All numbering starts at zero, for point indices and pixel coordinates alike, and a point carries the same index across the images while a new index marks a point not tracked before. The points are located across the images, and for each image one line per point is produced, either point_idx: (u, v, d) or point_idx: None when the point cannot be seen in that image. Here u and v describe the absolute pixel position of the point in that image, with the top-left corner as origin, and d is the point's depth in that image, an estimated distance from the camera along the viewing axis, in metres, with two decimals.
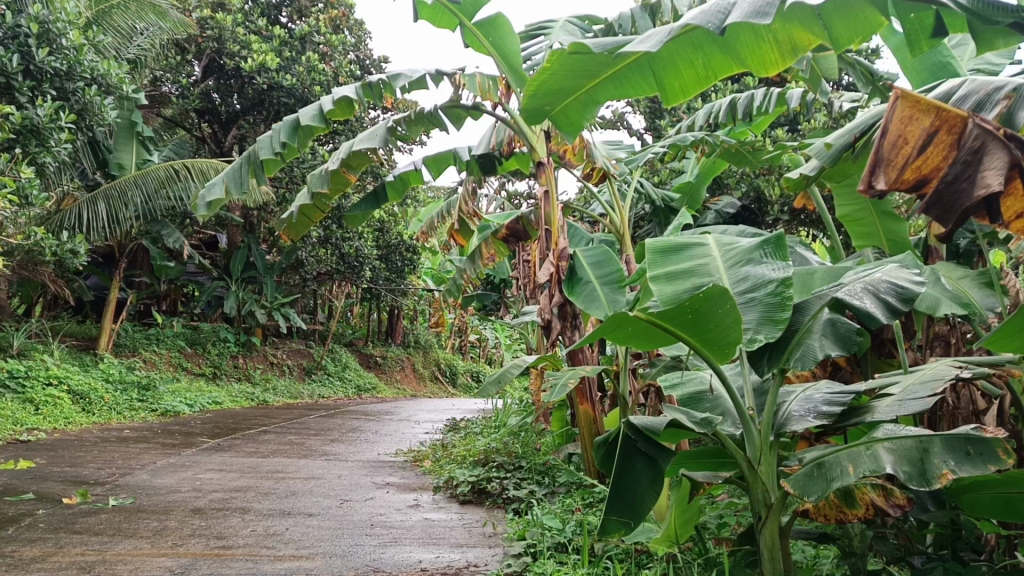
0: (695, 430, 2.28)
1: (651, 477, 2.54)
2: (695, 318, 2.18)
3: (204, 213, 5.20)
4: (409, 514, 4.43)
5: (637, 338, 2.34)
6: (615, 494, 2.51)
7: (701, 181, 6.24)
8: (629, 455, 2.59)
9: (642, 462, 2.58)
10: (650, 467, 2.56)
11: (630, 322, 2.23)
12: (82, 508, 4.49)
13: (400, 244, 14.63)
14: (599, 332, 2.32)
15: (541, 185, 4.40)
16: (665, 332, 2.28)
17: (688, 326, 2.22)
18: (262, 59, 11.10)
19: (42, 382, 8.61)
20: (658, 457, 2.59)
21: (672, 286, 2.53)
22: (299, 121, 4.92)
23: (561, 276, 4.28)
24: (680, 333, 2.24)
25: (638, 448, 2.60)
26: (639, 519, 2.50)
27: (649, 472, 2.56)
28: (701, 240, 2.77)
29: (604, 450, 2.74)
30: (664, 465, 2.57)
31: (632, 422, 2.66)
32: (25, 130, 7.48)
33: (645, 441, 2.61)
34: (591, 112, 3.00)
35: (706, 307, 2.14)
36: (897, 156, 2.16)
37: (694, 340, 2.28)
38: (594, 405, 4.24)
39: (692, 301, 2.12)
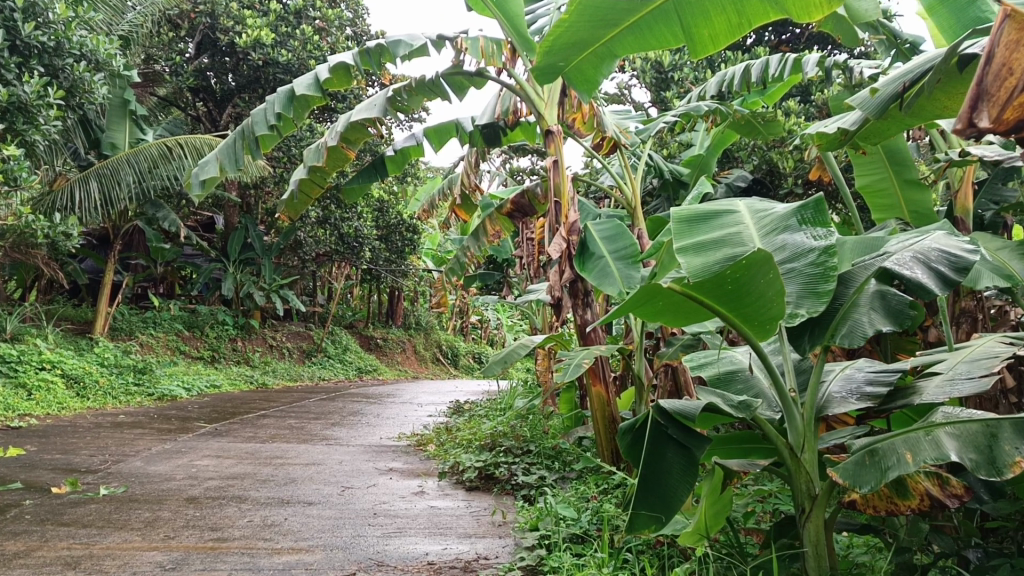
0: (732, 414, 2.08)
1: (682, 467, 2.36)
2: (734, 288, 1.98)
3: (198, 192, 4.93)
4: (414, 502, 4.23)
5: (669, 312, 2.14)
6: (644, 487, 2.36)
7: (712, 154, 5.94)
8: (659, 443, 2.42)
9: (673, 449, 2.40)
10: (681, 454, 2.38)
11: (662, 292, 2.04)
12: (71, 498, 4.29)
13: (400, 224, 14.37)
14: (626, 306, 2.11)
15: (549, 154, 4.16)
16: (701, 305, 2.06)
17: (726, 299, 2.02)
18: (257, 34, 10.80)
19: (35, 367, 8.40)
20: (690, 444, 2.40)
21: (703, 257, 2.31)
22: (293, 90, 4.64)
23: (572, 251, 4.07)
24: (718, 306, 2.04)
25: (669, 435, 2.43)
26: (671, 511, 2.31)
27: (680, 460, 2.38)
28: (731, 207, 2.55)
29: (631, 438, 2.56)
30: (696, 452, 2.37)
31: (663, 407, 2.49)
32: (12, 107, 7.21)
33: (677, 428, 2.44)
34: (607, 68, 2.83)
35: (747, 276, 1.94)
36: (1002, 88, 1.76)
37: (732, 315, 2.08)
38: (607, 386, 4.02)
39: (733, 268, 1.91)
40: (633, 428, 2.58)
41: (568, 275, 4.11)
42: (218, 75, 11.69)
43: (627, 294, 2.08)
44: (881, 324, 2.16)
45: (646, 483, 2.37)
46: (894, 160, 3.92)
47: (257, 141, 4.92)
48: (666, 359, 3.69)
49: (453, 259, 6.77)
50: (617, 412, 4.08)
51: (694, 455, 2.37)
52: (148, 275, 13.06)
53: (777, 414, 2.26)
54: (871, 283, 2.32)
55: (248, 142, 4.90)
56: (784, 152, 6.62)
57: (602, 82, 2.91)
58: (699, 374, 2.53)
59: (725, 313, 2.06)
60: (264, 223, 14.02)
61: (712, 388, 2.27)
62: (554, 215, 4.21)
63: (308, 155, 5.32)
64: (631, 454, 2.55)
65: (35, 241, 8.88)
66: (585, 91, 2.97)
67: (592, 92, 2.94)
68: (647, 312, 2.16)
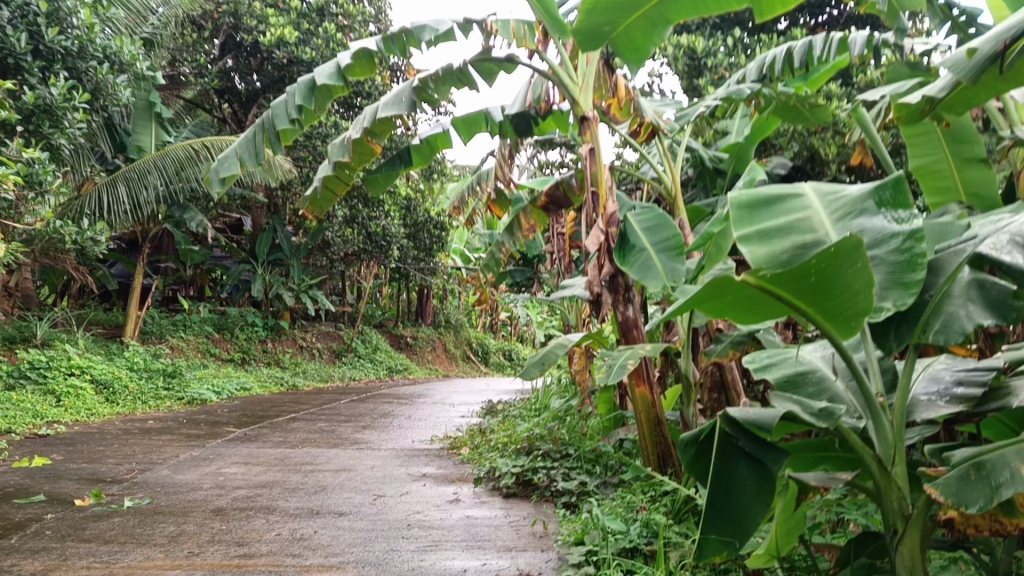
0: (813, 424, 1.85)
1: (755, 485, 2.12)
2: (818, 281, 1.74)
3: (218, 189, 4.74)
4: (449, 512, 4.01)
5: (738, 309, 1.91)
6: (712, 507, 2.11)
7: (751, 142, 5.61)
8: (728, 460, 2.19)
9: (745, 464, 2.17)
10: (753, 470, 2.14)
11: (733, 286, 1.81)
12: (95, 511, 4.13)
13: (428, 221, 14.20)
14: (690, 303, 1.88)
15: (585, 142, 3.89)
16: (776, 300, 1.83)
17: (807, 293, 1.78)
18: (280, 33, 10.65)
19: (64, 373, 8.32)
20: (764, 456, 2.16)
21: (769, 247, 2.07)
22: (314, 81, 4.45)
23: (612, 244, 3.81)
24: (797, 302, 1.80)
25: (739, 449, 2.19)
26: (743, 537, 2.06)
27: (753, 477, 2.14)
28: (797, 189, 2.28)
29: (697, 450, 2.33)
30: (771, 465, 2.14)
31: (732, 415, 2.25)
32: (38, 110, 7.12)
33: (749, 441, 2.20)
34: (657, 33, 2.98)
35: (833, 268, 1.70)
36: None
37: (812, 313, 1.84)
38: (651, 387, 3.75)
39: (818, 258, 1.67)
40: (699, 440, 2.35)
41: (607, 270, 3.82)
42: (243, 77, 11.62)
43: (692, 289, 1.85)
44: (980, 318, 1.90)
45: (715, 503, 2.13)
46: (952, 137, 3.62)
47: (277, 134, 4.72)
48: (714, 356, 3.42)
49: (488, 253, 6.40)
50: (663, 415, 3.83)
51: (769, 472, 2.13)
52: (177, 278, 13.01)
53: (861, 421, 2.03)
54: (964, 271, 2.07)
55: (268, 135, 4.71)
56: (826, 138, 6.31)
57: (651, 49, 3.06)
58: (765, 376, 2.30)
59: (805, 309, 1.82)
60: (292, 223, 13.92)
61: (789, 396, 2.07)
62: (592, 206, 3.93)
63: (332, 150, 5.11)
64: (694, 468, 2.33)
65: (64, 247, 8.80)
66: (632, 60, 3.12)
67: (641, 61, 3.09)
68: (713, 309, 1.93)
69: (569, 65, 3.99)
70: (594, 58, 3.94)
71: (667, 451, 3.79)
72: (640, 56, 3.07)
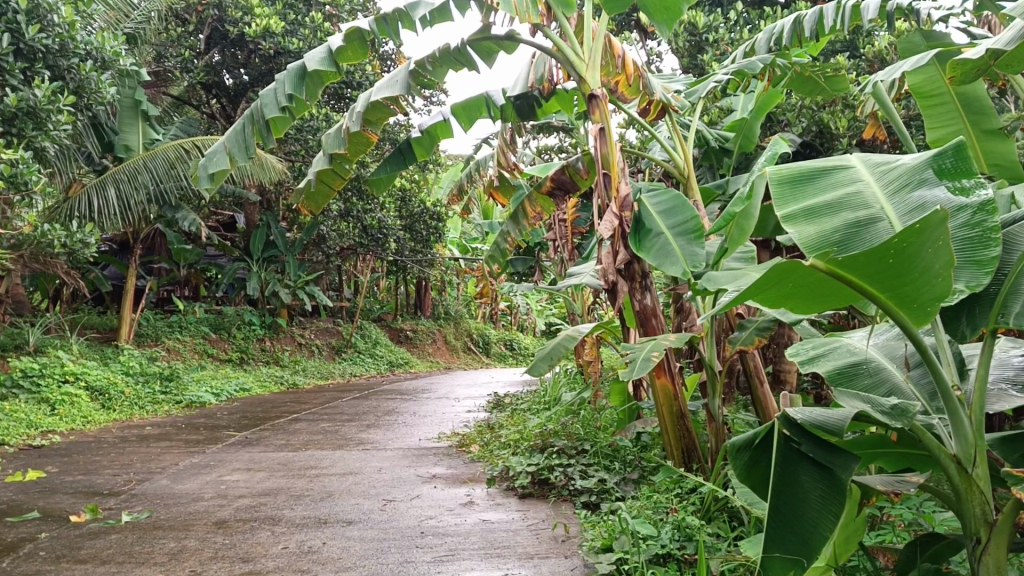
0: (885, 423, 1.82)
1: (822, 493, 2.00)
2: (893, 265, 1.59)
3: (207, 185, 4.47)
4: (463, 516, 3.81)
5: (798, 299, 1.75)
6: (777, 519, 1.99)
7: (756, 118, 5.27)
8: (790, 468, 2.07)
9: (810, 472, 2.04)
10: (820, 478, 2.02)
11: (797, 274, 1.64)
12: (91, 528, 3.93)
13: (424, 212, 13.95)
14: (749, 293, 1.70)
15: (594, 122, 3.65)
16: (845, 287, 1.67)
17: (879, 278, 1.63)
18: (266, 23, 10.40)
19: (57, 380, 8.10)
20: (833, 466, 2.03)
21: (819, 226, 1.86)
22: (305, 67, 4.23)
23: (625, 230, 3.59)
24: (867, 288, 1.65)
25: (803, 456, 2.08)
26: (812, 550, 1.92)
27: (818, 485, 2.02)
28: (844, 161, 2.07)
29: (751, 457, 2.21)
30: (840, 474, 2.01)
31: (796, 420, 2.15)
32: (21, 113, 6.86)
33: (813, 447, 2.09)
34: None
35: (913, 249, 1.55)
36: None
37: (884, 300, 1.68)
38: (673, 378, 3.58)
39: (900, 236, 1.52)
40: (752, 447, 2.23)
41: (622, 257, 3.58)
42: (231, 71, 11.35)
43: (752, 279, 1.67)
44: None
45: (779, 512, 2.00)
46: (969, 99, 3.34)
47: (268, 124, 4.50)
48: (740, 344, 3.39)
49: (491, 243, 6.13)
50: (686, 408, 3.63)
51: (836, 479, 2.01)
52: (171, 279, 12.80)
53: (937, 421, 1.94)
54: None
55: (258, 127, 4.49)
56: (836, 112, 6.14)
57: (679, 9, 3.74)
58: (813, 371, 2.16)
59: (875, 295, 1.67)
60: (286, 219, 13.68)
61: (856, 394, 2.02)
62: (603, 189, 3.69)
63: (326, 141, 4.86)
64: (748, 476, 2.20)
65: (53, 251, 8.56)
66: (664, 20, 3.81)
67: (671, 19, 3.77)
68: (770, 300, 1.76)
69: (574, 40, 3.76)
70: (600, 32, 3.72)
71: (692, 446, 3.59)
72: (670, 16, 3.77)
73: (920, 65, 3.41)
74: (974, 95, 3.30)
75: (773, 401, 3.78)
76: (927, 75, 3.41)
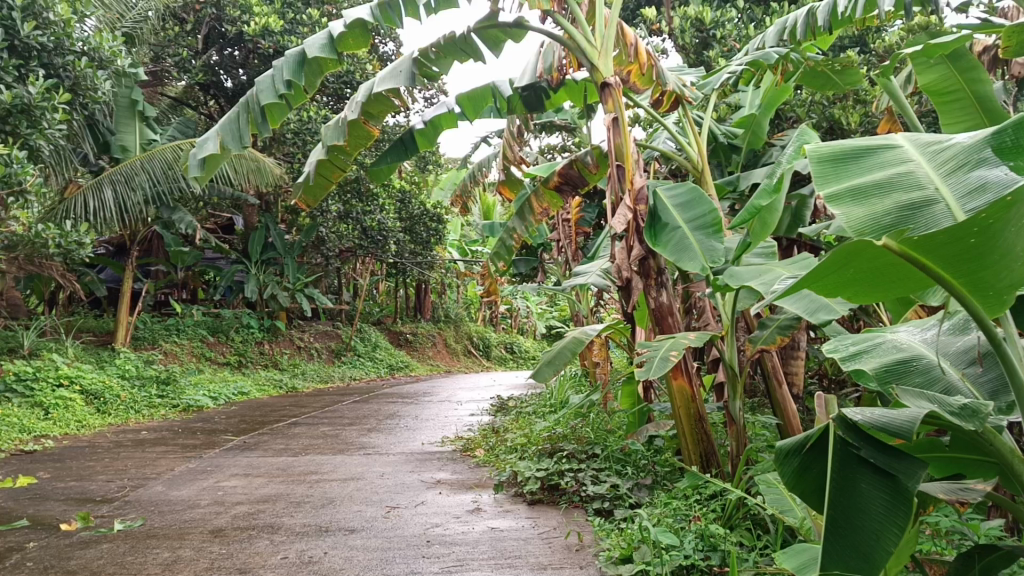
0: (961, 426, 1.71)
1: (884, 502, 1.89)
2: (971, 249, 1.53)
3: (199, 174, 4.32)
4: (471, 524, 3.65)
5: (858, 284, 1.67)
6: (836, 524, 1.87)
7: (765, 113, 5.10)
8: (849, 475, 1.97)
9: (870, 479, 1.95)
10: (881, 485, 1.92)
11: (867, 254, 1.57)
12: (82, 537, 3.76)
13: (423, 214, 13.77)
14: (812, 274, 1.61)
15: (607, 112, 3.49)
16: (916, 270, 1.59)
17: (954, 262, 1.56)
18: (264, 22, 10.25)
19: (52, 384, 7.93)
20: (896, 473, 1.94)
21: (866, 207, 1.72)
22: (305, 52, 4.10)
23: (639, 224, 3.43)
24: (941, 272, 1.58)
25: (864, 461, 1.99)
26: (873, 565, 1.80)
27: (880, 493, 1.91)
28: (890, 140, 1.92)
29: (801, 461, 2.09)
30: (904, 480, 1.91)
31: (856, 423, 2.07)
32: (15, 110, 6.68)
33: (874, 453, 2.01)
34: None
35: (996, 230, 1.49)
36: None
37: (955, 285, 1.62)
38: (691, 379, 3.43)
39: (988, 214, 1.45)
40: (803, 451, 2.11)
41: (636, 252, 3.42)
42: (230, 72, 11.19)
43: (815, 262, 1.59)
44: None
45: (838, 524, 1.88)
46: (985, 102, 3.20)
47: (264, 114, 4.35)
48: (761, 343, 3.28)
49: (496, 241, 5.94)
50: (704, 410, 3.48)
51: (899, 486, 1.91)
52: (168, 281, 12.63)
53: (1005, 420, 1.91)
54: None
55: (254, 115, 4.34)
56: (847, 107, 5.99)
57: None
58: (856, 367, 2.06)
59: (946, 280, 1.60)
60: (284, 221, 13.51)
61: (920, 394, 1.88)
62: (616, 181, 3.52)
63: (325, 132, 4.70)
64: (797, 480, 2.07)
65: (48, 252, 8.39)
66: None
67: None
68: (827, 286, 1.68)
69: (586, 27, 3.61)
70: (613, 19, 3.57)
71: (711, 451, 3.44)
72: None
73: (929, 66, 3.28)
74: (992, 94, 3.16)
75: (790, 404, 3.70)
76: (939, 76, 3.27)
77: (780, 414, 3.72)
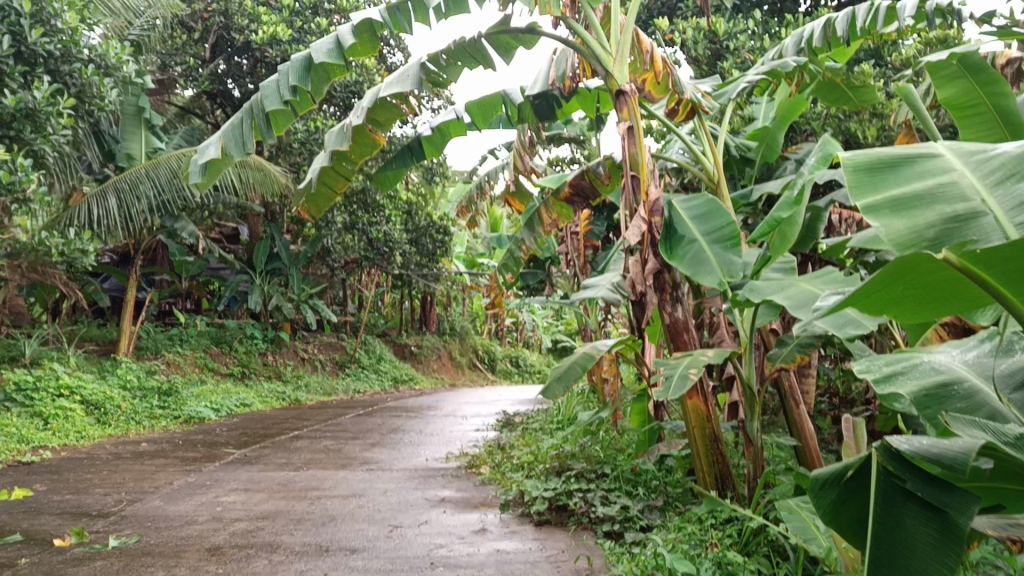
0: (1016, 457, 1.80)
1: (931, 539, 1.87)
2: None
3: (199, 180, 4.21)
4: (476, 545, 3.51)
5: (907, 301, 1.63)
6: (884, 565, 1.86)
7: (780, 126, 4.97)
8: (895, 510, 1.95)
9: (917, 515, 1.92)
10: (929, 523, 1.90)
11: (924, 268, 1.52)
12: (75, 553, 3.64)
13: (430, 226, 13.67)
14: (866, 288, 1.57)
15: (622, 119, 3.38)
16: (971, 285, 1.54)
17: (1011, 277, 1.51)
18: (273, 31, 10.19)
19: (52, 394, 7.82)
20: (944, 507, 1.91)
21: (909, 219, 1.61)
22: (311, 58, 4.01)
23: (654, 236, 3.32)
24: (998, 288, 1.53)
25: (909, 495, 1.96)
26: None
27: (927, 530, 1.89)
28: (929, 148, 1.81)
29: (839, 493, 2.07)
30: (953, 516, 1.88)
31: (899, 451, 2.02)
32: (20, 115, 6.59)
33: (919, 485, 1.98)
34: None
35: None
36: None
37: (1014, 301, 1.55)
38: (706, 398, 3.31)
39: None
40: (841, 482, 2.08)
41: (651, 265, 3.31)
42: (237, 81, 11.12)
43: (867, 277, 1.55)
44: None
45: (884, 564, 1.87)
46: (1006, 114, 3.06)
47: (269, 120, 4.25)
48: (780, 361, 3.18)
49: (504, 252, 5.83)
50: (719, 431, 3.36)
51: (947, 523, 1.88)
52: (173, 291, 12.54)
53: None
54: None
55: (257, 121, 4.24)
56: (864, 120, 5.86)
57: None
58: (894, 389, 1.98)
59: (1003, 294, 1.55)
60: (290, 232, 13.44)
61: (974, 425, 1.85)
62: (630, 192, 3.41)
63: (329, 138, 4.59)
64: (834, 513, 2.06)
65: (51, 260, 8.30)
66: None
67: None
68: (875, 302, 1.64)
69: (601, 33, 3.51)
70: (630, 25, 3.48)
71: (726, 472, 3.31)
72: None
73: (950, 78, 3.20)
74: (1013, 106, 3.03)
75: (808, 424, 3.57)
76: (960, 87, 3.18)
77: (797, 433, 3.59)
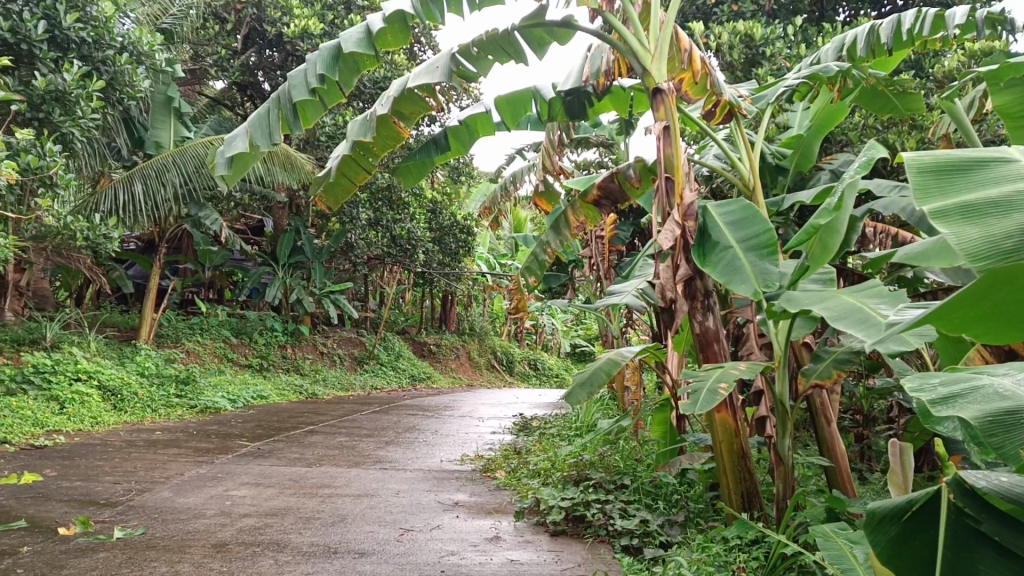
0: None
1: None
2: None
3: (225, 172, 4.10)
4: (489, 554, 3.39)
5: (999, 317, 1.55)
6: None
7: (815, 135, 4.81)
8: (967, 554, 1.89)
9: (989, 559, 1.86)
10: (1003, 567, 1.83)
11: (1015, 283, 1.45)
12: (79, 543, 3.56)
13: (454, 225, 13.57)
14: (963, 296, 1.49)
15: (658, 119, 3.25)
16: None
17: None
18: (304, 24, 10.14)
19: (69, 378, 7.79)
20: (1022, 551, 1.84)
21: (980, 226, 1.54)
22: (341, 46, 3.91)
23: (687, 242, 3.18)
24: None
25: (983, 537, 1.90)
26: None
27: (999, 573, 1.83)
28: (1005, 152, 1.72)
29: (898, 531, 2.00)
30: None
31: (971, 489, 1.96)
32: (50, 98, 6.53)
33: (995, 526, 1.91)
34: None
35: None
36: None
37: None
38: (735, 412, 3.17)
39: None
40: (901, 519, 2.02)
41: (683, 271, 3.18)
42: (268, 74, 11.08)
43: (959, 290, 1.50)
44: None
45: None
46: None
47: (296, 111, 4.12)
48: (815, 377, 3.07)
49: (528, 254, 5.70)
50: (747, 446, 3.22)
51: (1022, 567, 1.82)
52: (196, 280, 12.55)
53: None
54: None
55: (284, 112, 4.12)
56: (903, 132, 5.69)
57: None
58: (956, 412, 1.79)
59: None
60: (314, 226, 13.41)
61: None
62: (664, 194, 3.28)
63: (352, 127, 4.48)
64: (892, 552, 1.98)
65: (75, 245, 8.27)
66: None
67: None
68: (957, 318, 1.56)
69: (640, 29, 3.39)
70: (670, 22, 3.35)
71: (754, 490, 3.18)
72: None
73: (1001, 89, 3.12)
74: None
75: (838, 442, 3.45)
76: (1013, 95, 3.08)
77: (827, 453, 3.46)
